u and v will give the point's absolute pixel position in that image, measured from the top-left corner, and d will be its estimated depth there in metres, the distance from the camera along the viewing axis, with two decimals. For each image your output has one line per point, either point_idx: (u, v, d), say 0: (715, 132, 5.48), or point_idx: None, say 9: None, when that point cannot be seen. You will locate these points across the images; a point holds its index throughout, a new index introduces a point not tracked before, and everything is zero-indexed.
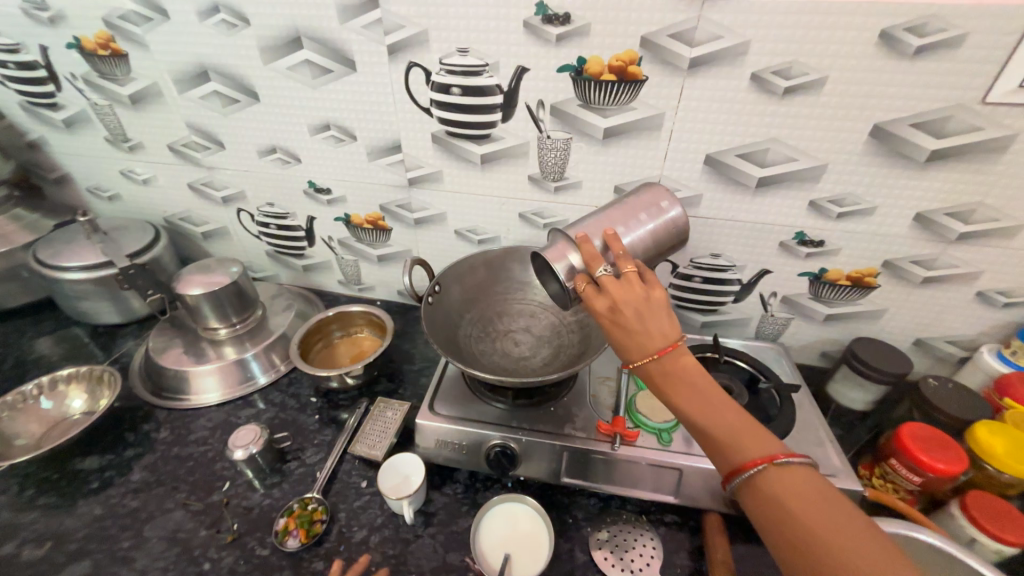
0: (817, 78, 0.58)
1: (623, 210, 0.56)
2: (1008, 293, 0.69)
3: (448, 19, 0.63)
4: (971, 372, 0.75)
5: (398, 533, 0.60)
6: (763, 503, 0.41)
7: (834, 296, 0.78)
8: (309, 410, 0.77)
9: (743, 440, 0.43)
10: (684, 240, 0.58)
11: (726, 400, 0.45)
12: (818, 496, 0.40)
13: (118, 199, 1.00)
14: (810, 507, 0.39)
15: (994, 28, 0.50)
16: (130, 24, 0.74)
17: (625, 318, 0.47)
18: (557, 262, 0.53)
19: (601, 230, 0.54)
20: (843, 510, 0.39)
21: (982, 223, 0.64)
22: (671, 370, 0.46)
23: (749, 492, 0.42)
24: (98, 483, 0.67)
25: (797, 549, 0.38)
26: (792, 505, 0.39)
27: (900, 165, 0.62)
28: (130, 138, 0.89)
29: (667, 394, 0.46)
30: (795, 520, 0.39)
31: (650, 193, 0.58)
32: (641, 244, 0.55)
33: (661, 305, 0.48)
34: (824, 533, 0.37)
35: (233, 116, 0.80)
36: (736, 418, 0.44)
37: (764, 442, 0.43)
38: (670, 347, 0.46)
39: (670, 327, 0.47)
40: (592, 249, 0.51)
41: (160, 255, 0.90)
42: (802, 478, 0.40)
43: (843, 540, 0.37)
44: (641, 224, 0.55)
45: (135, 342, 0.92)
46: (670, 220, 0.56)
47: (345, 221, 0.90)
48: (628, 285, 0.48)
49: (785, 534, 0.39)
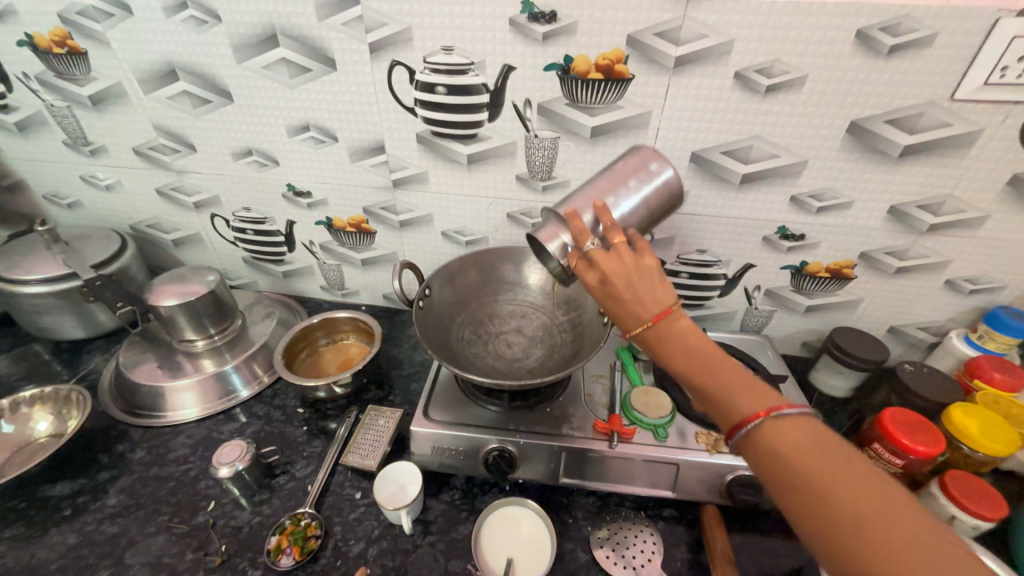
0: (797, 76, 0.59)
1: (612, 179, 0.54)
2: (974, 280, 0.73)
3: (432, 17, 0.62)
4: (942, 357, 0.79)
5: (397, 544, 0.59)
6: (765, 459, 0.38)
7: (814, 288, 0.80)
8: (296, 422, 0.74)
9: (742, 395, 0.40)
10: (681, 199, 0.56)
11: (723, 358, 0.42)
12: (821, 445, 0.37)
13: (79, 207, 0.95)
14: (815, 458, 0.36)
15: (961, 28, 0.53)
16: (89, 20, 0.69)
17: (616, 289, 0.45)
18: (550, 243, 0.52)
19: (591, 203, 0.52)
20: (848, 456, 0.36)
21: (951, 215, 0.67)
22: (674, 339, 0.43)
23: (751, 447, 0.39)
24: (70, 511, 0.63)
25: (804, 502, 0.35)
26: (796, 456, 0.37)
27: (875, 160, 0.64)
28: (91, 141, 0.84)
29: (662, 357, 0.43)
30: (800, 472, 0.36)
31: (640, 156, 0.55)
32: (635, 214, 0.53)
33: (655, 270, 0.45)
34: (832, 483, 0.35)
35: (205, 117, 0.77)
36: (733, 374, 0.41)
37: (763, 395, 0.40)
38: (662, 310, 0.43)
39: (663, 291, 0.44)
40: (581, 224, 0.48)
41: (128, 265, 0.85)
42: (803, 429, 0.37)
43: (854, 490, 0.34)
44: (632, 192, 0.53)
45: (103, 357, 0.87)
46: (663, 181, 0.54)
47: (326, 224, 0.88)
48: (618, 254, 0.45)
49: (791, 488, 0.36)
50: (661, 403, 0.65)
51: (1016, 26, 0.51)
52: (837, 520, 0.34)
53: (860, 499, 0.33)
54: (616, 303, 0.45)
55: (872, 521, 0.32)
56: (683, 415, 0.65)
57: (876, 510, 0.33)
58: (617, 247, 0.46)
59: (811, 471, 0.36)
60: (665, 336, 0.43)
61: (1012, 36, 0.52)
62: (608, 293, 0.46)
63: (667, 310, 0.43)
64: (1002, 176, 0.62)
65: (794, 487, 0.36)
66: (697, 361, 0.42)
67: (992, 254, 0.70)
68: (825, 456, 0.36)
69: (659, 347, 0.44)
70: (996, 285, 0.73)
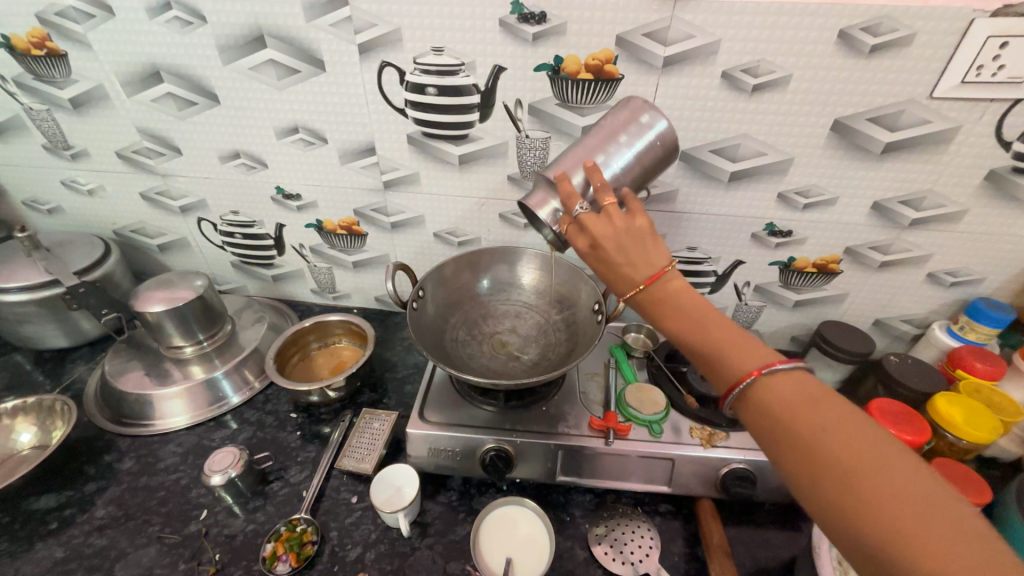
0: (783, 76, 0.60)
1: (600, 136, 0.51)
2: (954, 273, 0.75)
3: (421, 17, 0.62)
4: (925, 348, 0.81)
5: (395, 548, 0.58)
6: (757, 415, 0.39)
7: (801, 283, 0.82)
8: (289, 427, 0.74)
9: (735, 353, 0.40)
10: (676, 149, 0.53)
11: (716, 317, 0.43)
12: (812, 397, 0.37)
13: (59, 212, 0.92)
14: (805, 409, 0.37)
15: (939, 29, 0.54)
16: (69, 21, 0.68)
17: (609, 251, 0.46)
18: (539, 209, 0.52)
19: (579, 163, 0.51)
20: (839, 407, 0.36)
21: (931, 210, 0.69)
22: (666, 298, 0.44)
23: (744, 404, 0.40)
24: (56, 524, 0.61)
25: (794, 454, 0.36)
26: (788, 410, 0.37)
27: (859, 157, 0.66)
28: (72, 145, 0.82)
29: (658, 320, 0.45)
30: (791, 425, 0.37)
31: (630, 108, 0.52)
32: (626, 171, 0.51)
33: (646, 232, 0.46)
34: (821, 432, 0.35)
35: (191, 119, 0.75)
36: (726, 333, 0.42)
37: (756, 352, 0.40)
38: (656, 273, 0.44)
39: (656, 254, 0.45)
40: (570, 187, 0.49)
41: (112, 271, 0.83)
42: (795, 383, 0.38)
43: (844, 438, 0.34)
44: (623, 148, 0.51)
45: (87, 366, 0.85)
46: (655, 134, 0.51)
47: (316, 227, 0.87)
48: (609, 216, 0.46)
49: (782, 441, 0.37)
50: (655, 399, 0.65)
51: (990, 26, 0.53)
52: (825, 469, 0.34)
53: (849, 447, 0.34)
54: (609, 266, 0.47)
55: (859, 468, 0.33)
56: (677, 410, 0.65)
57: (865, 457, 0.33)
58: (608, 210, 0.47)
59: (801, 424, 0.36)
60: (657, 296, 0.45)
61: (986, 36, 0.54)
62: (601, 256, 0.47)
63: (659, 271, 0.45)
64: (980, 171, 0.64)
65: (785, 440, 0.37)
66: (688, 319, 0.43)
67: (971, 247, 0.72)
68: (815, 408, 0.36)
69: (652, 308, 0.45)
70: (975, 277, 0.75)
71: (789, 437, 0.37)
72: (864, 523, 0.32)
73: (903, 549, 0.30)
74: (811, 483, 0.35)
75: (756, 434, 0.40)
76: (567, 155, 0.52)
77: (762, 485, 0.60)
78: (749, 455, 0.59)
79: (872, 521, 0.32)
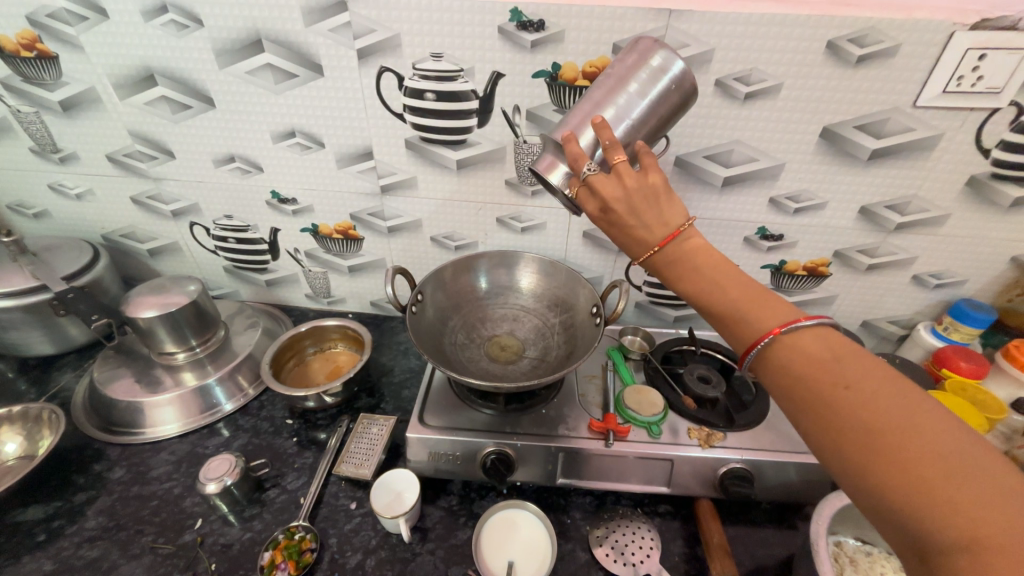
0: (773, 84, 0.62)
1: (607, 89, 0.50)
2: (938, 275, 0.78)
3: (420, 24, 0.62)
4: (911, 348, 0.83)
5: (395, 554, 0.58)
6: (776, 373, 0.39)
7: (793, 286, 0.84)
8: (285, 434, 0.73)
9: (756, 312, 0.41)
10: (693, 91, 0.51)
11: (733, 275, 0.43)
12: (834, 354, 0.37)
13: (46, 216, 0.90)
14: (828, 367, 0.37)
15: (922, 40, 0.57)
16: (61, 23, 0.67)
17: (620, 213, 0.46)
18: (549, 173, 0.51)
19: (588, 120, 0.50)
20: (865, 367, 0.36)
21: (916, 214, 0.72)
22: (681, 257, 0.45)
23: (765, 365, 0.40)
24: (44, 536, 0.60)
25: (817, 412, 0.36)
26: (809, 367, 0.37)
27: (846, 163, 0.68)
28: (60, 148, 0.80)
29: (677, 283, 0.45)
30: (814, 385, 0.37)
31: (638, 51, 0.50)
32: (640, 122, 0.50)
33: (658, 188, 0.45)
34: (844, 390, 0.35)
35: (186, 123, 0.75)
36: (743, 292, 0.42)
37: (775, 312, 0.40)
38: (672, 235, 0.45)
39: (672, 215, 0.45)
40: (577, 148, 0.48)
41: (101, 276, 0.82)
42: (818, 340, 0.38)
43: (868, 396, 0.34)
44: (634, 97, 0.49)
45: (74, 373, 0.83)
46: (670, 76, 0.49)
47: (312, 231, 0.86)
48: (619, 175, 0.45)
49: (803, 400, 0.37)
50: (653, 401, 0.66)
51: (970, 38, 0.56)
52: (849, 426, 0.34)
53: (873, 405, 0.34)
54: (621, 228, 0.47)
55: (885, 426, 0.33)
56: (675, 411, 0.66)
57: (892, 415, 0.33)
58: (619, 168, 0.46)
59: (826, 383, 0.36)
60: (672, 255, 0.45)
61: (967, 48, 0.56)
62: (612, 219, 0.47)
63: (672, 232, 0.45)
64: (962, 177, 0.67)
65: (807, 400, 0.37)
66: (705, 277, 0.44)
67: (954, 250, 0.74)
68: (842, 369, 0.36)
69: (668, 269, 0.46)
70: (958, 279, 0.78)
71: (811, 398, 0.37)
72: (888, 480, 0.32)
73: (929, 506, 0.30)
74: (834, 441, 0.35)
75: (776, 395, 0.40)
76: (575, 114, 0.51)
77: (758, 484, 0.61)
78: (746, 455, 0.61)
79: (897, 479, 0.32)
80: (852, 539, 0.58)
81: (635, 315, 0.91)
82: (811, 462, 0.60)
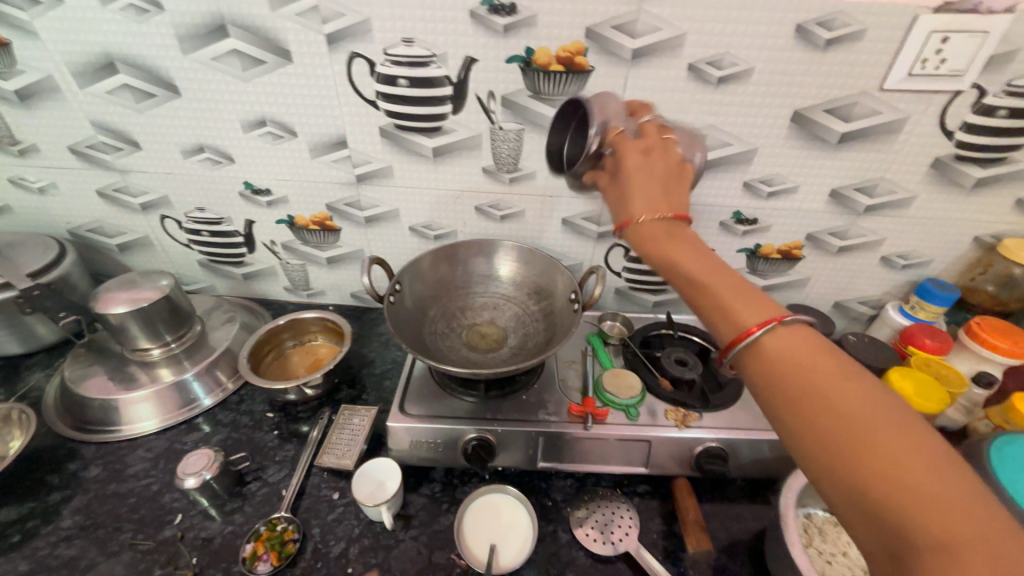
0: (745, 68, 0.63)
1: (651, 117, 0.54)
2: (904, 256, 0.80)
3: (391, 8, 0.61)
4: (880, 328, 0.86)
5: (378, 541, 0.58)
6: (760, 363, 0.38)
7: (768, 269, 0.85)
8: (265, 427, 0.72)
9: (746, 302, 0.39)
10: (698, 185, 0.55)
11: (725, 266, 0.42)
12: (820, 351, 0.36)
13: (8, 212, 0.87)
14: (816, 362, 0.36)
15: (887, 23, 0.58)
16: (12, 7, 0.64)
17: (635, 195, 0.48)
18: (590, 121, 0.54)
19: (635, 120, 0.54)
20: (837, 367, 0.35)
21: (884, 196, 0.73)
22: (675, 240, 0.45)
23: (742, 355, 0.38)
24: (19, 537, 0.59)
25: (798, 406, 0.35)
26: (797, 361, 0.36)
27: (817, 146, 0.69)
28: (19, 140, 0.77)
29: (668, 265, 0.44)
30: (799, 379, 0.35)
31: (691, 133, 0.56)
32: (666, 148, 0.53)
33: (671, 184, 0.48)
34: (830, 387, 0.34)
35: (151, 112, 0.72)
36: (734, 281, 0.41)
37: (764, 304, 0.39)
38: (677, 217, 0.45)
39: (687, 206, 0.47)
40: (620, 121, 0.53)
41: (69, 272, 0.79)
42: (805, 335, 0.37)
43: (854, 393, 0.33)
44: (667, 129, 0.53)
45: (45, 373, 0.81)
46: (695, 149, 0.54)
47: (288, 223, 0.85)
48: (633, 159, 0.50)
49: (785, 395, 0.36)
50: (631, 383, 0.67)
51: (934, 22, 0.57)
52: (834, 423, 0.33)
53: (857, 402, 0.33)
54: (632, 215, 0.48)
55: (868, 422, 0.32)
56: (651, 393, 0.68)
57: (875, 412, 0.32)
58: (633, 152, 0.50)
59: (812, 378, 0.35)
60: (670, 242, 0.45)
61: (931, 31, 0.57)
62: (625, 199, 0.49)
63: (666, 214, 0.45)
64: (927, 159, 0.69)
65: (779, 389, 0.36)
66: (695, 263, 0.42)
67: (919, 231, 0.77)
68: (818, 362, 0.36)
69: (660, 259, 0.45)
70: (923, 260, 0.80)
71: (795, 392, 0.35)
72: (870, 480, 0.30)
73: (913, 510, 0.29)
74: (800, 432, 0.35)
75: (754, 390, 0.39)
76: (604, 108, 0.55)
77: (732, 462, 0.63)
78: (720, 434, 0.62)
79: (880, 480, 0.30)
80: (821, 511, 0.60)
81: (615, 301, 0.92)
82: (780, 439, 0.62)
